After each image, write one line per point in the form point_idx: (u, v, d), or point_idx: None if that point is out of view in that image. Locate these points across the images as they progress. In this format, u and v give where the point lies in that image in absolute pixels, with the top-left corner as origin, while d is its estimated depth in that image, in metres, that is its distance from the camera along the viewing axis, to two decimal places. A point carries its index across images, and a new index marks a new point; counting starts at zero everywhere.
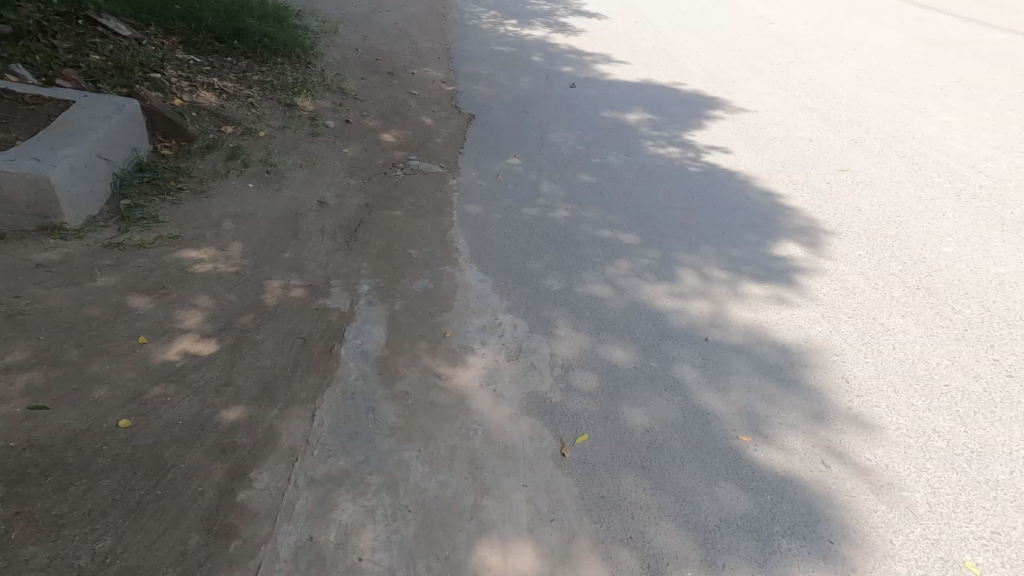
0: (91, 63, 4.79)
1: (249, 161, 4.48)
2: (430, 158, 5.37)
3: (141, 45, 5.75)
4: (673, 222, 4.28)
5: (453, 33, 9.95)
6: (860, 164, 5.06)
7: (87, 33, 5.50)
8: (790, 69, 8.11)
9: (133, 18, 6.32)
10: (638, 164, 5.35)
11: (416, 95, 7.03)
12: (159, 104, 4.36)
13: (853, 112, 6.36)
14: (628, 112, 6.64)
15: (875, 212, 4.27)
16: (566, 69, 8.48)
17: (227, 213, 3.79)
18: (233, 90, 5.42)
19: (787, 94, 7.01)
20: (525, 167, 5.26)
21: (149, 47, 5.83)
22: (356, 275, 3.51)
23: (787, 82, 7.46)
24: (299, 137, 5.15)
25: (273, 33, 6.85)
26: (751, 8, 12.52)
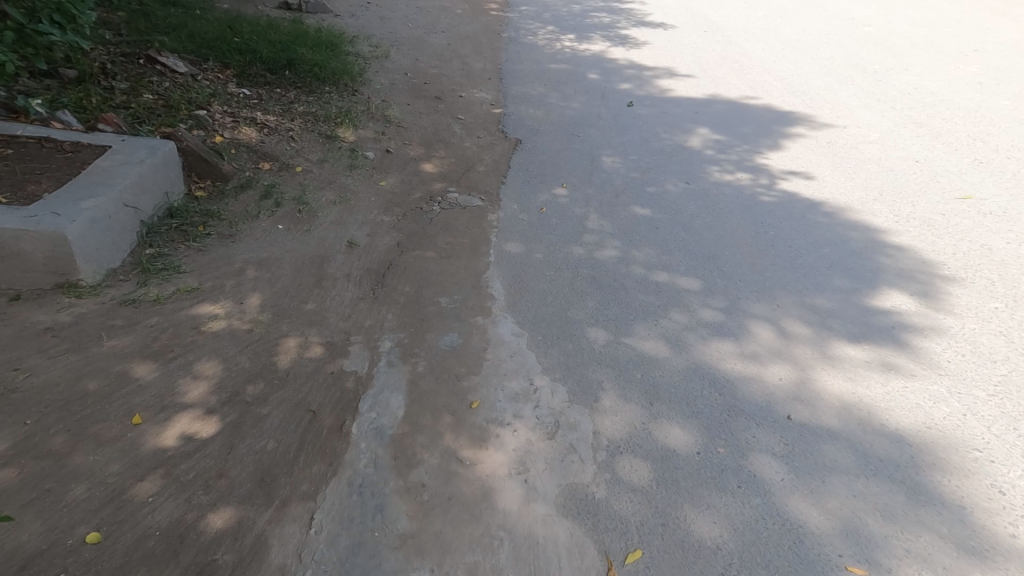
0: (139, 102, 4.79)
1: (281, 200, 4.28)
2: (469, 189, 5.06)
3: (194, 81, 5.78)
4: (742, 264, 3.82)
5: (506, 52, 9.73)
6: (986, 191, 4.60)
7: (143, 71, 5.58)
8: (887, 77, 7.47)
9: (191, 53, 6.43)
10: (699, 193, 4.96)
11: (463, 120, 6.79)
12: (197, 142, 4.21)
13: (967, 130, 5.77)
14: (691, 135, 6.17)
15: (1014, 252, 3.78)
16: (624, 87, 8.04)
17: (251, 259, 3.59)
18: (275, 123, 5.30)
19: (885, 108, 6.39)
20: (574, 200, 4.91)
21: (202, 81, 5.85)
22: (379, 329, 3.20)
23: (885, 93, 6.86)
24: (337, 171, 4.94)
25: (323, 62, 6.82)
26: (841, 11, 11.55)
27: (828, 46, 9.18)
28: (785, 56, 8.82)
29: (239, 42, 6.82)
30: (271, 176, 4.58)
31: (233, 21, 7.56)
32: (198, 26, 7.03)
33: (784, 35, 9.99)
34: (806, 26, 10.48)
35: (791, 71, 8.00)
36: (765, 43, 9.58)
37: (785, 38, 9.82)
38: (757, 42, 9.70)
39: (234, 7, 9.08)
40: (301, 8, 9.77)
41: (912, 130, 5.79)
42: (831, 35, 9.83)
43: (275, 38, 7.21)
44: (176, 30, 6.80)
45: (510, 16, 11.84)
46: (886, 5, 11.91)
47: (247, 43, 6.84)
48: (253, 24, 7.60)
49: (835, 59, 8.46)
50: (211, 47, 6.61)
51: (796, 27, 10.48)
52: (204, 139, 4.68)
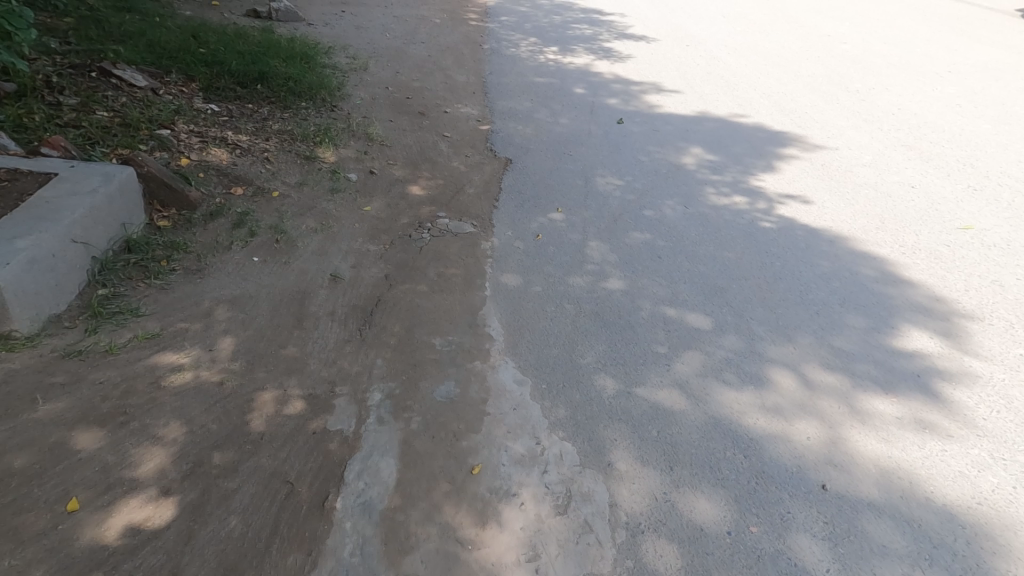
0: (91, 120, 4.45)
1: (256, 229, 3.97)
2: (460, 214, 4.79)
3: (157, 97, 5.42)
4: (750, 299, 3.59)
5: (489, 65, 9.50)
6: (987, 222, 4.47)
7: (97, 85, 5.23)
8: (873, 96, 7.42)
9: (154, 66, 6.05)
10: (698, 218, 4.73)
11: (448, 137, 6.52)
12: (159, 168, 3.87)
13: (960, 154, 5.70)
14: (685, 154, 5.97)
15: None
16: (611, 102, 7.87)
17: (222, 297, 3.25)
18: (248, 142, 4.99)
19: (874, 128, 6.31)
20: (569, 225, 4.67)
21: (166, 98, 5.50)
22: (367, 377, 2.88)
23: (872, 113, 6.80)
24: (317, 197, 4.65)
25: (297, 75, 6.52)
26: (817, 26, 11.62)
27: (809, 62, 9.16)
28: (768, 72, 8.75)
29: (206, 54, 6.47)
30: (244, 202, 4.26)
31: (199, 31, 7.19)
32: (160, 36, 6.65)
33: (765, 50, 9.97)
34: (786, 42, 10.49)
35: (776, 89, 7.92)
36: (748, 58, 9.53)
37: (767, 53, 9.79)
38: (740, 57, 9.64)
39: (201, 15, 8.68)
40: (271, 16, 9.46)
41: (903, 153, 5.71)
42: (811, 51, 9.83)
43: (245, 49, 6.88)
44: (134, 40, 6.40)
45: (491, 27, 11.63)
46: (860, 21, 12.04)
47: (215, 55, 6.50)
48: (221, 35, 7.24)
49: (817, 76, 8.42)
50: (175, 59, 6.25)
51: (776, 42, 10.48)
52: (169, 162, 4.34)
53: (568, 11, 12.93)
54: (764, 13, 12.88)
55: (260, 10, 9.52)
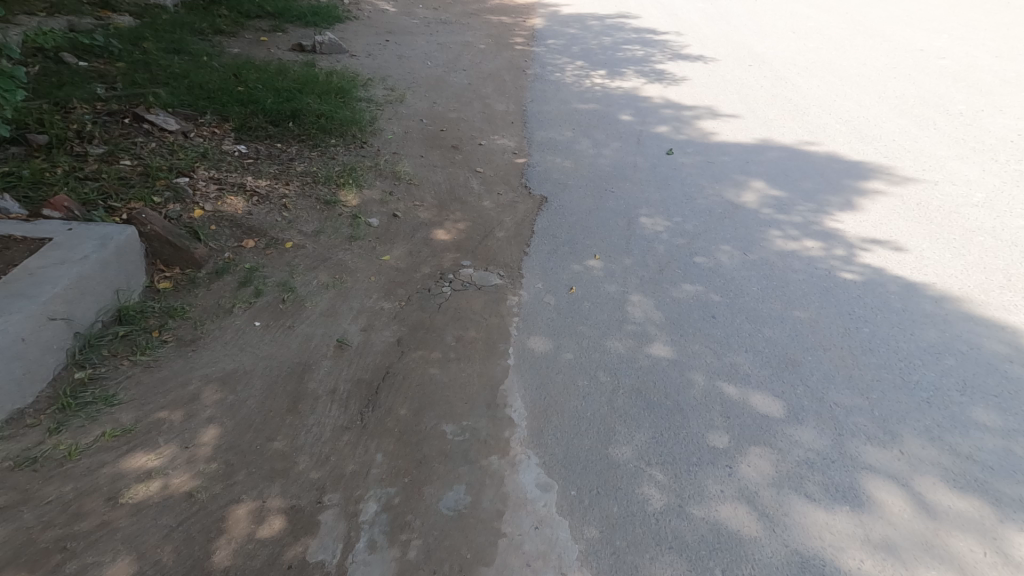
0: (110, 171, 4.27)
1: (262, 287, 3.64)
2: (487, 263, 4.36)
3: (183, 141, 5.27)
4: (832, 379, 2.97)
5: (532, 91, 9.16)
6: None
7: (129, 132, 5.12)
8: (978, 121, 6.85)
9: (190, 108, 5.95)
10: (761, 263, 4.27)
11: (481, 173, 6.13)
12: (163, 224, 3.59)
13: None
14: (746, 190, 5.52)
15: None
16: (660, 131, 7.38)
17: (211, 374, 2.90)
18: (267, 187, 4.71)
19: (984, 159, 5.85)
20: (608, 276, 4.19)
21: (193, 141, 5.34)
22: (361, 480, 2.44)
23: (978, 140, 6.31)
24: (333, 247, 4.30)
25: (330, 112, 6.32)
26: (904, 40, 10.79)
27: (896, 81, 8.48)
28: (846, 93, 8.10)
29: (243, 93, 6.37)
30: (253, 255, 3.95)
31: (241, 69, 7.15)
32: (200, 76, 6.62)
33: (842, 69, 9.27)
34: (867, 59, 9.77)
35: (855, 113, 7.31)
36: (820, 78, 8.89)
37: (844, 72, 9.11)
38: (811, 76, 9.00)
39: (247, 52, 8.75)
40: (315, 50, 9.47)
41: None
42: (898, 68, 9.11)
43: (283, 86, 6.76)
44: (177, 82, 6.37)
45: (536, 51, 11.33)
46: (952, 33, 11.16)
47: (251, 93, 6.39)
48: (262, 72, 7.17)
49: (906, 98, 7.77)
50: (212, 99, 6.17)
51: (855, 59, 9.75)
52: (181, 214, 4.10)
53: (617, 31, 12.50)
54: (834, 26, 12.13)
55: (304, 44, 9.56)
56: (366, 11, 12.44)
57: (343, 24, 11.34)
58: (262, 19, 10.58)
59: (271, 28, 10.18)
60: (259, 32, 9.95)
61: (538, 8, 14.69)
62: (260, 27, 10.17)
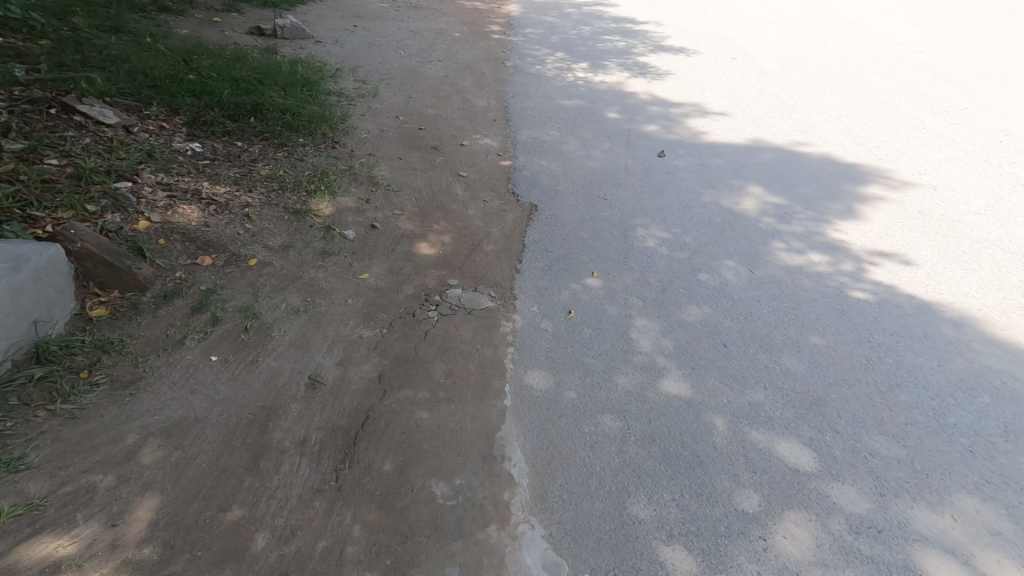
0: (34, 172, 3.71)
1: (221, 313, 3.16)
2: (476, 282, 4.06)
3: (125, 139, 4.76)
4: (861, 422, 2.73)
5: (512, 85, 8.75)
6: None
7: (57, 125, 4.60)
8: (965, 121, 6.66)
9: (132, 97, 5.47)
10: (767, 280, 4.00)
11: (464, 177, 5.73)
12: (98, 241, 3.06)
13: None
14: (745, 197, 5.20)
15: None
16: (649, 130, 7.07)
17: (151, 427, 2.44)
18: (226, 195, 4.22)
19: (977, 163, 5.63)
20: (606, 294, 4.00)
21: (138, 140, 4.80)
22: (334, 565, 2.07)
23: (969, 142, 6.11)
24: (301, 263, 3.87)
25: (296, 107, 5.93)
26: (882, 33, 10.66)
27: (880, 77, 8.31)
28: (831, 90, 7.89)
29: (195, 82, 5.94)
30: (208, 274, 3.48)
31: (192, 55, 6.75)
32: (145, 62, 6.16)
33: (824, 63, 9.10)
34: (847, 52, 9.62)
35: (843, 111, 7.08)
36: (805, 73, 8.67)
37: (827, 67, 8.93)
38: (796, 71, 8.78)
39: (199, 35, 8.20)
40: (275, 35, 8.93)
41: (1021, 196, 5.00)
42: (880, 63, 8.96)
43: (240, 75, 6.35)
44: (116, 67, 5.90)
45: (514, 40, 10.91)
46: (931, 26, 11.08)
47: (204, 83, 5.97)
48: (215, 60, 6.79)
49: (891, 95, 7.59)
50: (157, 88, 5.71)
51: (836, 53, 9.58)
52: (122, 226, 3.56)
53: (597, 21, 12.13)
54: (815, 19, 11.93)
55: (264, 28, 8.99)
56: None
57: (308, 7, 10.76)
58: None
59: (224, 9, 9.63)
60: (212, 13, 9.38)
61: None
62: (212, 7, 9.64)
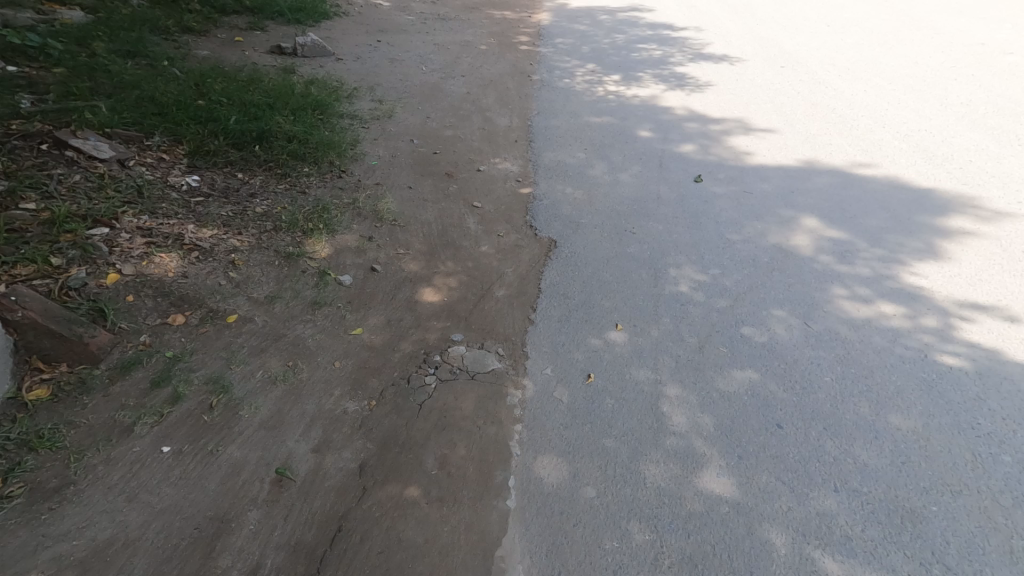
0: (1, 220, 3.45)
1: (183, 388, 2.88)
2: (483, 335, 3.80)
3: (118, 174, 4.49)
4: (979, 551, 2.22)
5: (538, 101, 8.29)
6: None
7: (45, 161, 4.35)
8: None
9: (135, 128, 5.22)
10: (826, 336, 3.40)
11: (479, 209, 5.41)
12: (43, 308, 2.90)
13: None
14: (797, 231, 4.77)
15: None
16: (686, 150, 6.56)
17: (67, 558, 2.15)
18: (212, 238, 3.91)
19: None
20: (632, 351, 3.54)
21: (131, 174, 4.52)
22: None
23: None
24: (286, 317, 3.57)
25: (304, 134, 5.66)
26: (958, 32, 9.89)
27: (959, 84, 7.72)
28: (901, 101, 7.31)
29: (202, 108, 5.69)
30: (177, 335, 3.19)
31: (205, 79, 6.53)
32: (156, 88, 5.95)
33: (890, 69, 8.43)
34: (918, 56, 8.91)
35: (916, 125, 6.60)
36: (866, 81, 8.06)
37: (892, 74, 8.28)
38: (854, 79, 8.18)
39: (218, 56, 8.05)
40: (296, 53, 8.74)
41: None
42: (958, 67, 8.34)
43: (251, 100, 6.10)
44: (123, 94, 5.70)
45: (542, 51, 10.47)
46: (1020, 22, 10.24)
47: (212, 109, 5.71)
48: (228, 83, 6.58)
49: (974, 105, 7.07)
50: (163, 116, 5.47)
51: (904, 57, 8.90)
52: (87, 282, 3.28)
53: (630, 28, 11.57)
54: (876, 18, 11.11)
55: (284, 46, 8.80)
56: (357, 7, 11.70)
57: (332, 22, 10.57)
58: (240, 16, 9.94)
59: (247, 27, 9.51)
60: (235, 32, 9.28)
61: (544, 2, 13.84)
62: (235, 25, 9.55)
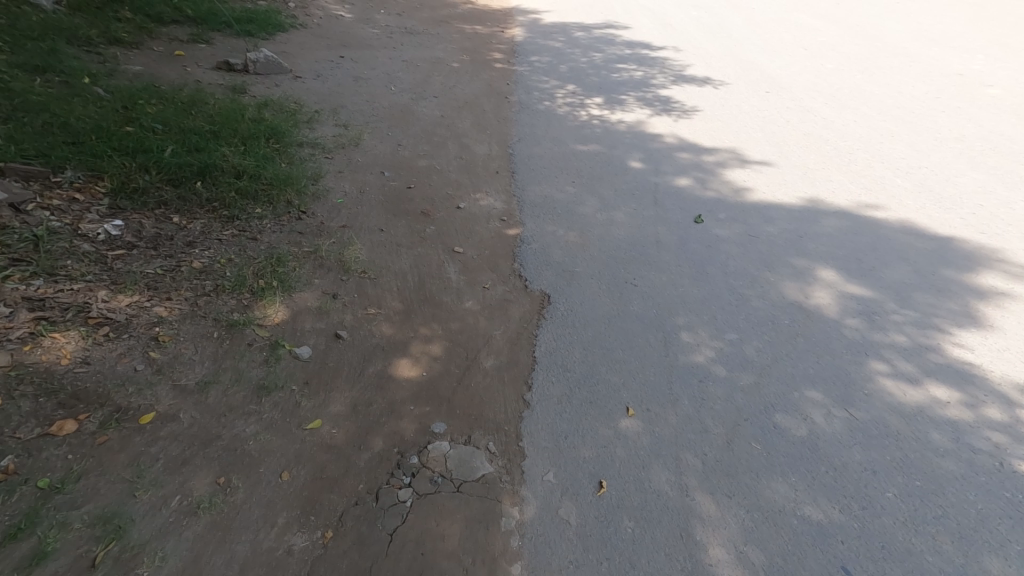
0: None
1: (53, 538, 2.18)
2: (470, 425, 3.20)
3: (12, 225, 3.91)
4: None
5: (517, 125, 7.75)
6: None
7: None
8: None
9: (39, 160, 4.67)
10: (874, 430, 3.20)
11: (460, 254, 4.81)
12: None
13: None
14: (815, 284, 4.46)
15: None
16: (681, 184, 6.08)
17: None
18: (129, 309, 3.24)
19: None
20: (650, 443, 3.16)
21: (29, 226, 3.94)
22: None
23: None
24: (219, 411, 2.84)
25: (254, 168, 5.14)
26: (935, 60, 9.83)
27: (948, 116, 7.52)
28: (892, 132, 7.04)
29: (128, 136, 5.17)
30: (59, 452, 2.47)
31: (136, 101, 6.02)
32: (74, 111, 5.42)
33: (875, 98, 8.20)
34: (901, 84, 8.73)
35: (914, 161, 6.30)
36: (856, 110, 7.79)
37: (878, 102, 8.04)
38: (844, 108, 7.90)
39: (153, 72, 7.41)
40: (247, 69, 8.05)
41: None
42: (943, 98, 8.17)
43: (192, 125, 5.62)
44: (28, 117, 5.15)
45: (518, 70, 9.97)
46: (996, 52, 10.27)
47: (141, 139, 5.17)
48: (164, 105, 6.09)
49: (969, 140, 6.83)
50: (77, 145, 4.96)
51: (887, 85, 8.70)
52: None
53: (609, 47, 11.18)
54: (857, 42, 11.01)
55: (233, 61, 8.10)
56: (316, 18, 11.02)
57: (288, 35, 9.88)
58: (180, 26, 9.21)
59: (191, 39, 8.80)
60: (174, 44, 8.53)
61: (516, 16, 13.37)
62: (175, 36, 8.81)
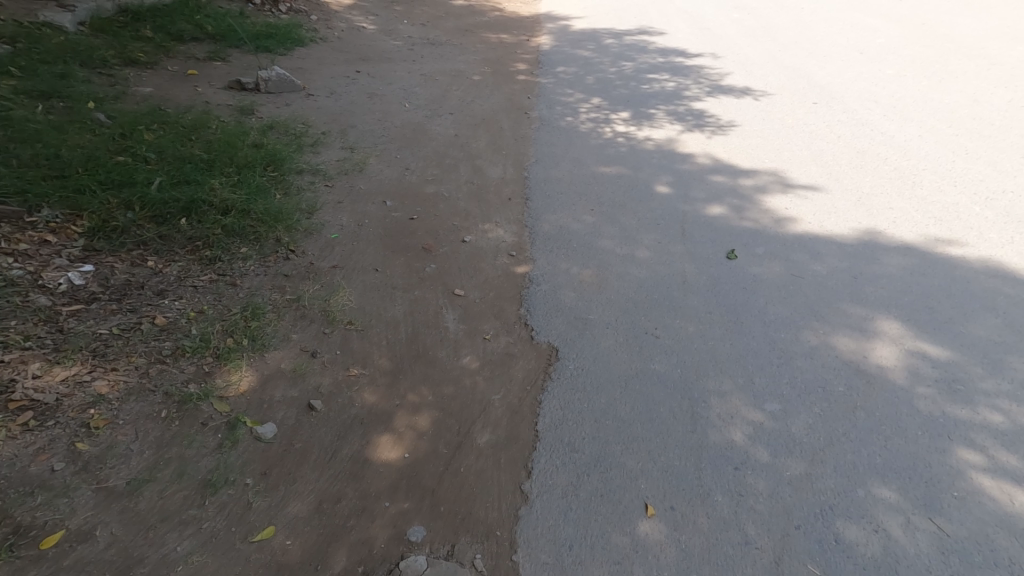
0: None
1: None
2: (451, 529, 2.68)
3: None
4: None
5: (536, 145, 7.22)
6: None
7: None
8: None
9: (18, 199, 4.30)
10: (973, 553, 2.53)
11: (461, 298, 4.28)
12: None
13: None
14: (876, 338, 3.78)
15: None
16: (714, 213, 5.42)
17: None
18: (63, 387, 3.01)
19: None
20: (676, 561, 2.55)
21: None
22: None
23: None
24: (144, 523, 2.53)
25: (244, 203, 4.73)
26: (1017, 63, 8.92)
27: None
28: (967, 149, 6.29)
29: (117, 169, 4.78)
30: None
31: (135, 126, 5.70)
32: (67, 141, 5.10)
33: (945, 107, 7.40)
34: (975, 92, 7.89)
35: (998, 184, 5.59)
36: (922, 122, 7.00)
37: (949, 113, 7.24)
38: (907, 119, 7.11)
39: (162, 94, 7.16)
40: (259, 88, 7.74)
41: None
42: None
43: (186, 154, 5.25)
44: (18, 148, 4.84)
45: (542, 83, 9.43)
46: None
47: (130, 170, 4.79)
48: (164, 131, 5.75)
49: None
50: (63, 180, 4.58)
51: (957, 93, 7.87)
52: None
53: (639, 55, 10.54)
54: (921, 44, 10.13)
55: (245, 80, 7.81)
56: (336, 31, 10.72)
57: (307, 50, 9.58)
58: (200, 42, 8.98)
59: (206, 57, 8.58)
60: (189, 63, 8.31)
61: (544, 24, 12.83)
62: (191, 53, 8.59)
